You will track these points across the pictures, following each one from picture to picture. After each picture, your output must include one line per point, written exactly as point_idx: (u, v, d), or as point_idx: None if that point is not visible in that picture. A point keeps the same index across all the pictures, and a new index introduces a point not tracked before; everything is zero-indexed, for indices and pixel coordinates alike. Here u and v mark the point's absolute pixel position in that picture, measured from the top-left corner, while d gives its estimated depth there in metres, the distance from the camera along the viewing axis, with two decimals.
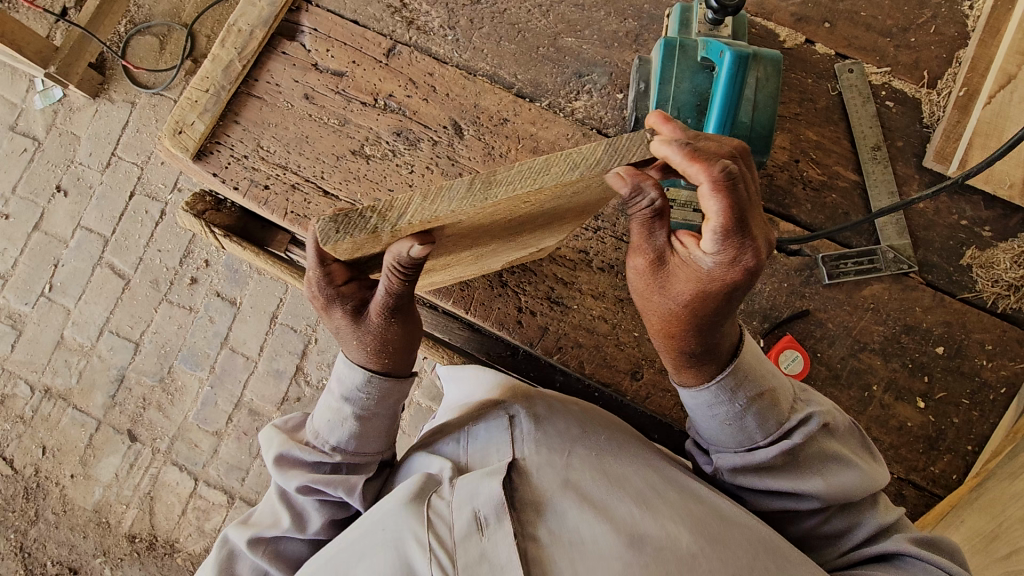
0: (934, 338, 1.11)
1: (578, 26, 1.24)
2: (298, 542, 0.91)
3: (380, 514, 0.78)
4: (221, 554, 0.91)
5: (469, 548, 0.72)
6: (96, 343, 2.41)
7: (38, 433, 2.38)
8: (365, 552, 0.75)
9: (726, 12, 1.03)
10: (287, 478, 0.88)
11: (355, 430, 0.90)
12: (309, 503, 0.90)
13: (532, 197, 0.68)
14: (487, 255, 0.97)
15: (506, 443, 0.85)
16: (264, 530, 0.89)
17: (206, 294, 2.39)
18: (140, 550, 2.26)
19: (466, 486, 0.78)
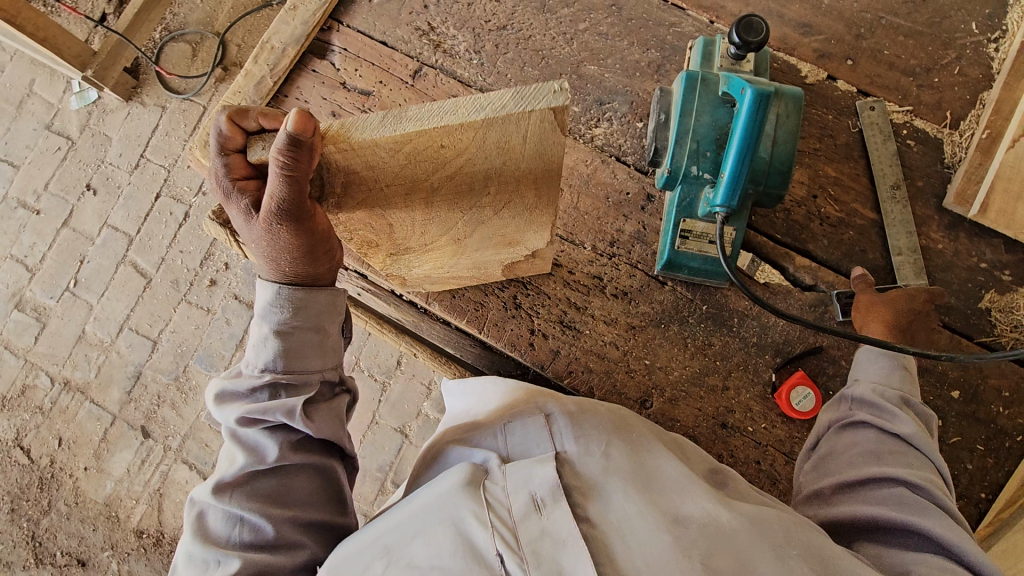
0: (949, 382, 1.10)
1: (601, 55, 1.26)
2: (267, 475, 0.81)
3: (431, 497, 0.77)
4: (191, 520, 0.80)
5: (530, 527, 0.72)
6: (116, 339, 2.46)
7: (55, 425, 2.43)
8: (423, 529, 0.74)
9: (749, 49, 1.05)
10: (228, 410, 0.83)
11: (280, 347, 0.85)
12: (262, 430, 0.83)
13: (446, 142, 0.69)
14: (468, 247, 0.97)
15: (544, 438, 0.85)
16: (223, 474, 0.80)
17: (224, 297, 2.45)
18: (147, 545, 2.29)
19: (519, 472, 0.78)
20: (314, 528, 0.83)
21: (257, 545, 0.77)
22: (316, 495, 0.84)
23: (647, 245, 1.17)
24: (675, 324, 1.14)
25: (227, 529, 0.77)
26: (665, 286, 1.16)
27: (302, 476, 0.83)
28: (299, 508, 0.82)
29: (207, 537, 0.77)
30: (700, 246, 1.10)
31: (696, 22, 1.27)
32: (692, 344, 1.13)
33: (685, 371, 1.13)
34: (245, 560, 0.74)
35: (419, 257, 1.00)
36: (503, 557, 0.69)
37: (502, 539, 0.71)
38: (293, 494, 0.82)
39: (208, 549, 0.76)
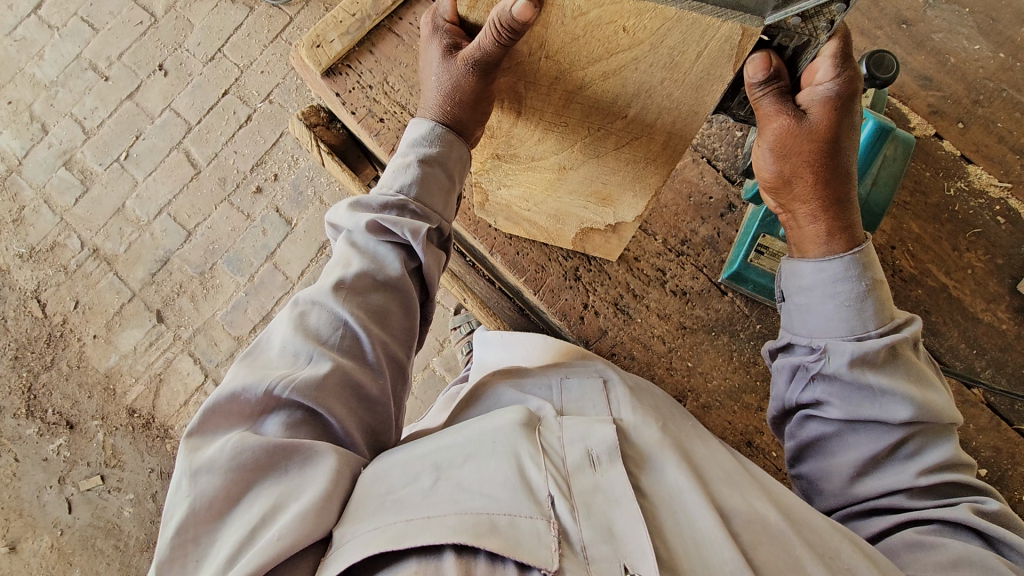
0: (980, 459, 1.10)
1: None
2: (373, 291, 0.86)
3: (491, 426, 0.77)
4: (289, 317, 0.83)
5: (583, 479, 0.73)
6: (153, 220, 2.49)
7: (75, 286, 2.46)
8: (477, 455, 0.74)
9: (874, 85, 1.03)
10: (358, 215, 0.88)
11: (417, 176, 0.90)
12: (384, 249, 0.89)
13: (630, 24, 0.66)
14: (571, 174, 0.97)
15: (601, 400, 0.89)
16: (341, 274, 0.86)
17: (266, 207, 2.47)
18: (136, 425, 2.34)
19: (577, 429, 0.79)
20: (393, 363, 0.87)
21: (350, 356, 0.81)
22: (403, 331, 0.89)
23: (718, 252, 1.16)
24: (726, 335, 1.13)
25: (327, 330, 0.81)
26: (725, 296, 1.14)
27: (396, 314, 0.88)
28: (389, 337, 0.87)
29: (303, 334, 0.80)
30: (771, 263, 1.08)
31: None
32: (737, 359, 1.12)
33: (726, 382, 1.12)
34: (340, 364, 0.78)
35: (517, 172, 1.01)
36: (554, 499, 0.69)
37: (556, 485, 0.71)
38: (388, 322, 0.87)
39: (305, 344, 0.79)
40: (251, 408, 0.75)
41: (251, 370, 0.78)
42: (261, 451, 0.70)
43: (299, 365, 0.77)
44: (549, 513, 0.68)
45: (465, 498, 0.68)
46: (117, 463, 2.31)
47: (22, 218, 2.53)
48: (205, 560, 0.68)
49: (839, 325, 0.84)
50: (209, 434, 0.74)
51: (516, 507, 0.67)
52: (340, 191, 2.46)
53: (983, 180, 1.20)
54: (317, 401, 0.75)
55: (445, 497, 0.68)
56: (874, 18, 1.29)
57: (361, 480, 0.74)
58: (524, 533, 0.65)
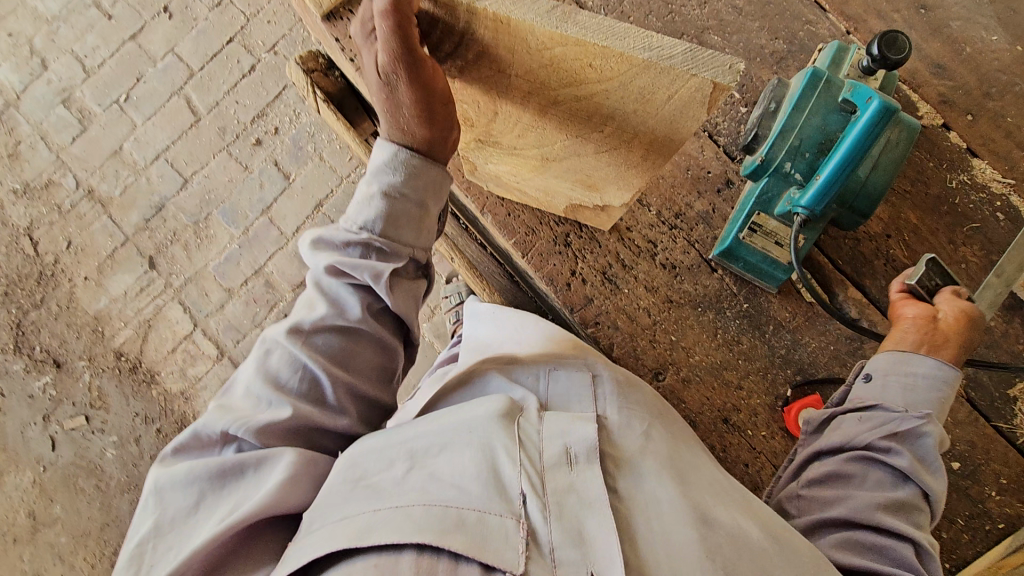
0: (954, 452, 1.10)
1: (728, 28, 1.22)
2: (334, 333, 0.86)
3: (467, 417, 0.76)
4: (255, 356, 0.85)
5: (558, 477, 0.71)
6: (150, 165, 2.46)
7: (69, 226, 2.45)
8: (452, 446, 0.73)
9: (884, 65, 1.00)
10: (320, 255, 0.89)
11: (382, 211, 0.89)
12: (345, 288, 0.89)
13: (596, 63, 0.73)
14: (554, 165, 1.01)
15: (585, 393, 0.87)
16: (302, 319, 0.86)
17: (264, 160, 2.44)
18: (122, 369, 2.35)
19: (556, 422, 0.78)
20: (360, 401, 0.88)
21: (310, 399, 0.82)
22: (369, 368, 0.90)
23: (711, 228, 1.15)
24: (712, 311, 1.12)
25: (287, 373, 0.81)
26: (714, 273, 1.14)
27: (363, 351, 0.89)
28: (354, 377, 0.87)
29: (265, 378, 0.81)
30: (767, 244, 1.08)
31: (832, 27, 1.21)
32: (721, 336, 1.11)
33: (707, 359, 1.11)
34: (299, 411, 0.79)
35: (503, 156, 1.04)
36: (525, 498, 0.68)
37: (530, 483, 0.69)
38: (354, 362, 0.87)
39: (265, 388, 0.80)
40: (216, 441, 0.78)
41: (218, 409, 0.81)
42: (218, 474, 0.73)
43: (257, 410, 0.78)
44: (519, 512, 0.66)
45: (435, 491, 0.67)
46: (101, 405, 2.33)
47: (18, 154, 2.50)
48: (159, 565, 0.68)
49: (930, 410, 0.91)
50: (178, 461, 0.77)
51: (485, 505, 0.66)
52: (340, 150, 2.43)
53: (986, 175, 1.18)
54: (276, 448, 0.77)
55: (415, 490, 0.67)
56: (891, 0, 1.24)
57: (335, 473, 0.73)
58: (491, 531, 0.64)
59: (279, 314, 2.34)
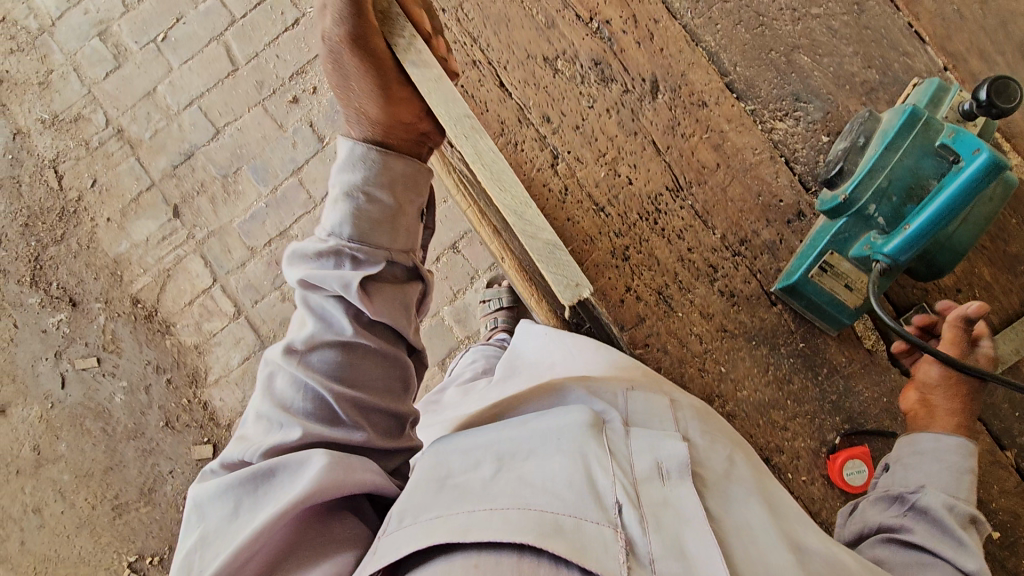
0: (995, 521, 1.07)
1: (820, 49, 1.13)
2: (331, 350, 0.87)
3: (553, 425, 0.81)
4: (262, 381, 0.88)
5: (651, 490, 0.76)
6: (183, 112, 2.40)
7: (95, 164, 2.40)
8: (541, 451, 0.77)
9: (990, 113, 0.93)
10: (295, 271, 0.90)
11: (348, 213, 0.91)
12: (329, 302, 0.89)
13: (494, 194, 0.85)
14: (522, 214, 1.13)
15: (669, 416, 0.91)
16: (293, 338, 0.88)
17: (299, 120, 2.37)
18: (138, 315, 2.33)
19: (646, 439, 0.83)
20: (375, 414, 0.90)
21: (318, 418, 0.83)
22: (377, 383, 0.91)
23: (775, 259, 1.09)
24: (767, 347, 1.08)
25: (292, 394, 0.84)
26: (773, 306, 1.09)
27: (368, 363, 0.90)
28: (367, 392, 0.89)
29: (275, 403, 0.84)
30: (834, 285, 1.02)
31: (930, 62, 1.12)
32: (772, 374, 1.07)
33: (755, 395, 1.07)
34: (308, 429, 0.81)
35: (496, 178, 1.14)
36: (621, 507, 0.71)
37: (624, 492, 0.73)
38: (358, 375, 0.88)
39: (275, 411, 0.83)
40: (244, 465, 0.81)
41: (240, 442, 0.84)
42: (247, 487, 0.76)
43: (271, 433, 0.81)
44: (616, 521, 0.69)
45: (527, 493, 0.70)
46: (114, 349, 2.32)
47: (49, 82, 2.43)
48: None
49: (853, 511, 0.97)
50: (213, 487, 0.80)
51: (581, 512, 0.68)
52: None
53: None
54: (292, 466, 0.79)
55: (507, 491, 0.71)
56: (1000, 40, 1.14)
57: (425, 472, 0.79)
58: (589, 535, 0.66)
59: None
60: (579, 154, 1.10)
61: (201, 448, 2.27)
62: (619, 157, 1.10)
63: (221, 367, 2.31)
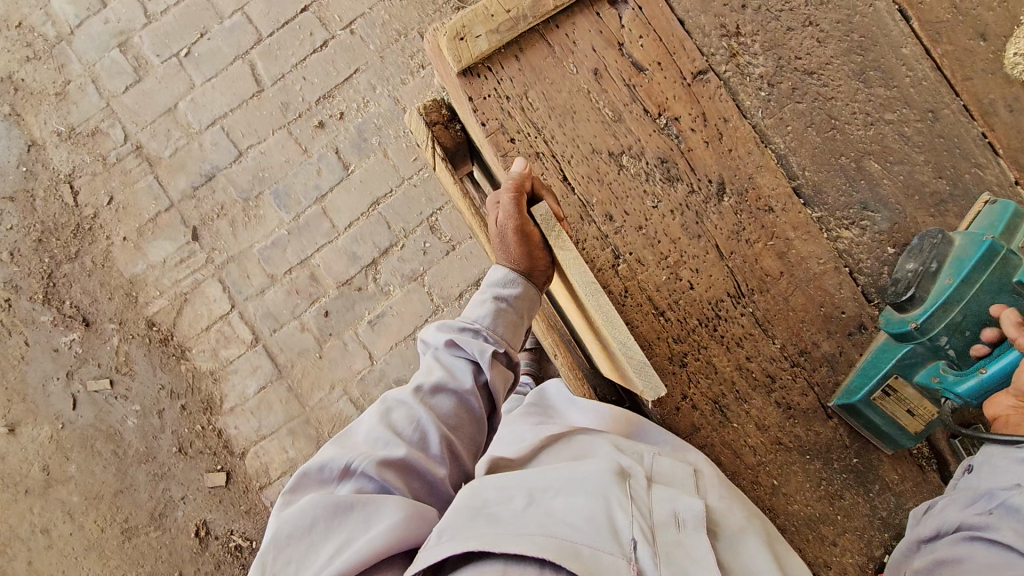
0: None
1: (891, 156, 1.10)
2: (449, 399, 1.00)
3: (581, 470, 0.89)
4: (376, 410, 0.96)
5: (666, 533, 0.85)
6: (204, 131, 2.34)
7: (112, 181, 2.34)
8: (568, 489, 0.86)
9: None
10: (441, 333, 1.05)
11: (492, 311, 1.08)
12: (460, 362, 1.03)
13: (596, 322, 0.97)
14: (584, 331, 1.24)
15: (690, 481, 0.97)
16: (422, 380, 1.00)
17: (325, 146, 2.32)
18: (153, 338, 2.29)
19: (665, 493, 0.91)
20: (456, 461, 0.97)
21: (419, 447, 0.92)
22: (471, 441, 1.01)
23: (834, 373, 1.07)
24: (820, 461, 1.07)
25: (404, 425, 0.94)
26: (829, 421, 1.08)
27: (468, 416, 1.01)
28: (459, 438, 0.98)
29: (388, 424, 0.93)
30: (899, 411, 1.02)
31: (1001, 175, 1.09)
32: (824, 488, 1.07)
33: (805, 508, 1.07)
34: (409, 453, 0.90)
35: (564, 298, 1.26)
36: (636, 543, 0.81)
37: (640, 531, 0.82)
38: (461, 426, 0.99)
39: (383, 433, 0.92)
40: (334, 478, 0.88)
41: (337, 447, 0.91)
42: (340, 501, 0.83)
43: (375, 448, 0.90)
44: (630, 555, 0.79)
45: (552, 525, 0.80)
46: (127, 371, 2.28)
47: (66, 94, 2.36)
48: None
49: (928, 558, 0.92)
50: (299, 496, 0.87)
51: (600, 543, 0.79)
52: (406, 148, 2.32)
53: None
54: (389, 477, 0.87)
55: (536, 520, 0.81)
56: None
57: (465, 494, 0.88)
58: (605, 564, 0.77)
59: (320, 310, 2.28)
60: (641, 256, 1.09)
61: (213, 476, 2.25)
62: (681, 260, 1.09)
63: (236, 395, 2.28)
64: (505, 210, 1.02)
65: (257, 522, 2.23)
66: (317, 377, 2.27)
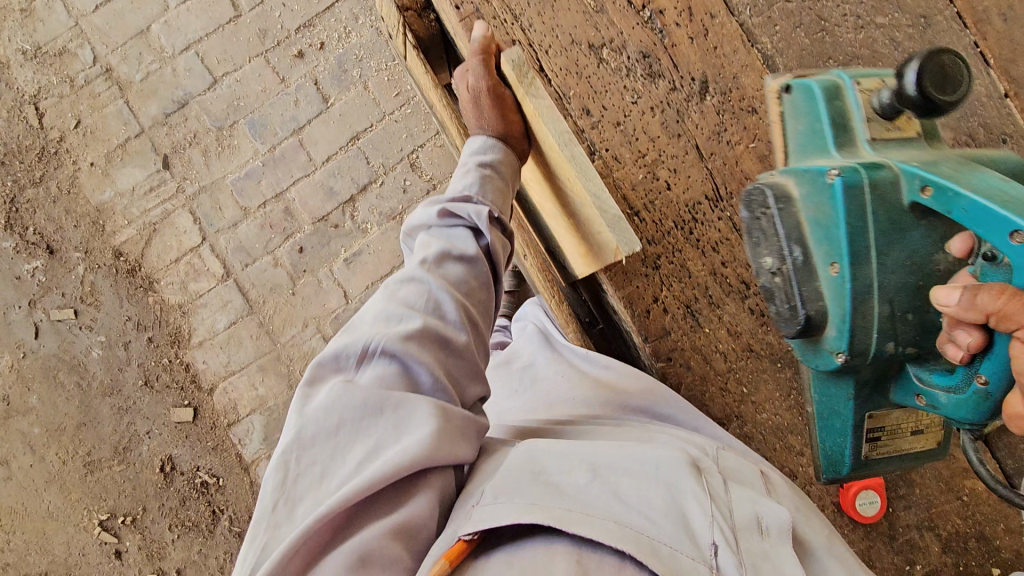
0: (997, 558, 1.14)
1: (881, 63, 1.07)
2: (457, 266, 0.93)
3: (652, 453, 0.76)
4: (384, 293, 0.89)
5: (751, 542, 0.72)
6: (177, 56, 2.25)
7: (79, 104, 2.24)
8: (636, 474, 0.74)
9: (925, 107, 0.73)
10: (431, 206, 0.98)
11: (477, 177, 1.01)
12: (458, 231, 0.97)
13: (567, 178, 0.98)
14: (551, 222, 1.22)
15: (760, 483, 0.86)
16: (424, 253, 0.92)
17: (303, 76, 2.24)
18: (120, 269, 2.22)
19: (742, 493, 0.77)
20: (475, 327, 0.91)
21: (435, 316, 0.86)
22: (484, 306, 0.95)
23: None
24: (790, 370, 1.05)
25: (416, 298, 0.86)
26: None
27: (480, 287, 0.94)
28: (474, 304, 0.93)
29: (398, 301, 0.86)
30: (904, 446, 0.96)
31: (991, 86, 1.10)
32: (794, 399, 1.06)
33: (773, 419, 1.06)
34: (426, 321, 0.83)
35: (537, 187, 1.24)
36: (717, 548, 0.69)
37: (721, 535, 0.70)
38: (473, 291, 0.93)
39: (394, 308, 0.84)
40: (350, 364, 0.80)
41: (347, 335, 0.83)
42: (362, 390, 0.75)
43: (391, 324, 0.82)
44: (711, 562, 0.67)
45: (620, 514, 0.69)
46: (93, 302, 2.21)
47: (31, 10, 2.25)
48: (306, 480, 0.71)
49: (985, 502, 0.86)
50: (315, 388, 0.78)
51: (677, 543, 0.67)
52: (388, 82, 2.25)
53: None
54: (411, 351, 0.80)
55: (601, 506, 0.69)
56: None
57: (517, 463, 0.76)
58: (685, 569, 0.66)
59: (294, 246, 2.22)
60: (618, 153, 1.04)
61: (180, 410, 2.20)
62: (659, 159, 1.05)
63: (205, 330, 2.22)
64: (474, 73, 1.01)
65: (225, 458, 2.18)
66: (290, 314, 2.21)
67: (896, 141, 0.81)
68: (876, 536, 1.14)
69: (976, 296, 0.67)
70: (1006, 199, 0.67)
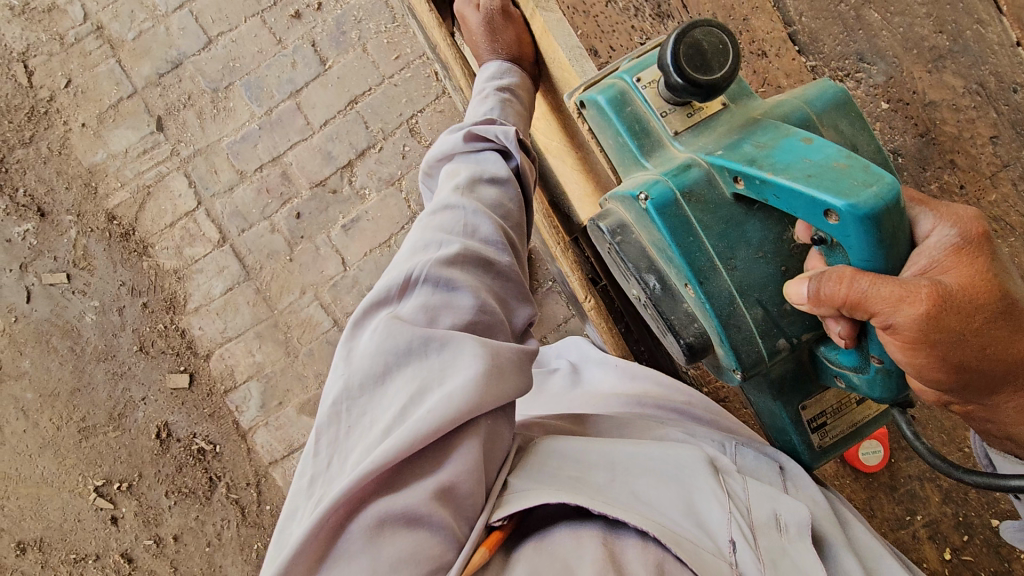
0: (997, 508, 1.13)
1: (892, 8, 1.09)
2: (491, 190, 0.94)
3: (677, 455, 0.87)
4: (420, 226, 0.91)
5: (769, 538, 0.83)
6: (171, 15, 2.21)
7: (70, 63, 2.19)
8: (660, 474, 0.83)
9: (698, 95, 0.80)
10: (456, 132, 0.99)
11: (496, 100, 1.02)
12: (487, 154, 0.98)
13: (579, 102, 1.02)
14: (556, 158, 1.28)
15: (777, 478, 0.99)
16: (457, 180, 0.94)
17: (301, 37, 2.20)
18: (113, 233, 2.18)
19: (763, 493, 0.89)
20: (513, 246, 0.93)
21: (474, 240, 0.87)
22: (519, 228, 0.96)
23: None
24: None
25: (453, 224, 0.88)
26: None
27: (514, 209, 0.95)
28: (510, 226, 0.94)
29: (434, 229, 0.88)
30: (856, 419, 1.03)
31: (1003, 34, 1.08)
32: None
33: None
34: (465, 245, 0.85)
35: (542, 125, 1.28)
36: (735, 544, 0.79)
37: (739, 531, 0.80)
38: (509, 214, 0.94)
39: (431, 237, 0.86)
40: (394, 296, 0.82)
41: (389, 273, 0.86)
42: (408, 322, 0.78)
43: (431, 250, 0.84)
44: (731, 557, 0.77)
45: (647, 508, 0.77)
46: (86, 266, 2.17)
47: None
48: (361, 418, 0.75)
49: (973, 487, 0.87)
50: (364, 325, 0.82)
51: (700, 538, 0.77)
52: (387, 45, 2.21)
53: None
54: (452, 274, 0.82)
55: (629, 500, 0.77)
56: None
57: (548, 454, 0.83)
58: (709, 559, 0.75)
59: (291, 211, 2.18)
60: None
61: (176, 377, 2.17)
62: None
63: (201, 296, 2.19)
64: None
65: (222, 425, 2.16)
66: (287, 281, 2.18)
67: (702, 125, 0.88)
68: (877, 487, 1.17)
69: (819, 286, 0.75)
70: (806, 176, 0.74)
